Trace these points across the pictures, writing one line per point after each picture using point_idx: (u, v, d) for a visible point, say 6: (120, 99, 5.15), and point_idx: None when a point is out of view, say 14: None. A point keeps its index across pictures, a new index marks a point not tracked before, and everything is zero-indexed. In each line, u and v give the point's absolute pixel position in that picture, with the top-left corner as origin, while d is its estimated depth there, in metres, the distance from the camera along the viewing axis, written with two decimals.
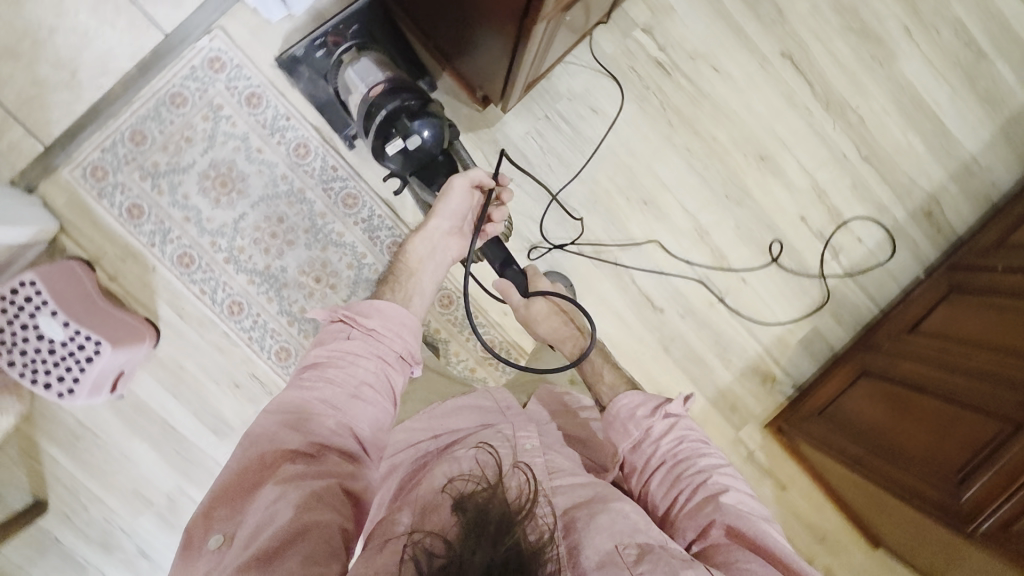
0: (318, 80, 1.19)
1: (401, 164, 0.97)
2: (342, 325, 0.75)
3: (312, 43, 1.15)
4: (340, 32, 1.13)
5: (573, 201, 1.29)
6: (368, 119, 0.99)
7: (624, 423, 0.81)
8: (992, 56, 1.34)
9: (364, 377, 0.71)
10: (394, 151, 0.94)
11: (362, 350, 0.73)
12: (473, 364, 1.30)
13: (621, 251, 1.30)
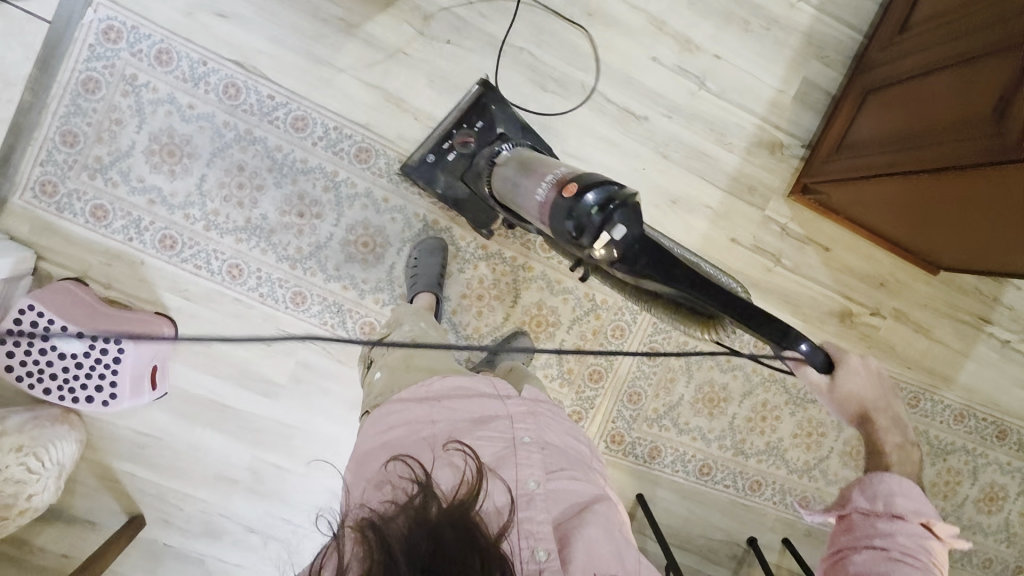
0: (453, 181, 1.19)
1: (607, 258, 0.80)
2: None
3: (439, 147, 1.18)
4: (468, 130, 1.17)
5: (519, 40, 1.22)
6: (550, 217, 0.86)
7: (874, 491, 0.73)
8: None
9: None
10: (601, 245, 0.79)
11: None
12: (484, 241, 1.27)
13: (585, 73, 1.24)
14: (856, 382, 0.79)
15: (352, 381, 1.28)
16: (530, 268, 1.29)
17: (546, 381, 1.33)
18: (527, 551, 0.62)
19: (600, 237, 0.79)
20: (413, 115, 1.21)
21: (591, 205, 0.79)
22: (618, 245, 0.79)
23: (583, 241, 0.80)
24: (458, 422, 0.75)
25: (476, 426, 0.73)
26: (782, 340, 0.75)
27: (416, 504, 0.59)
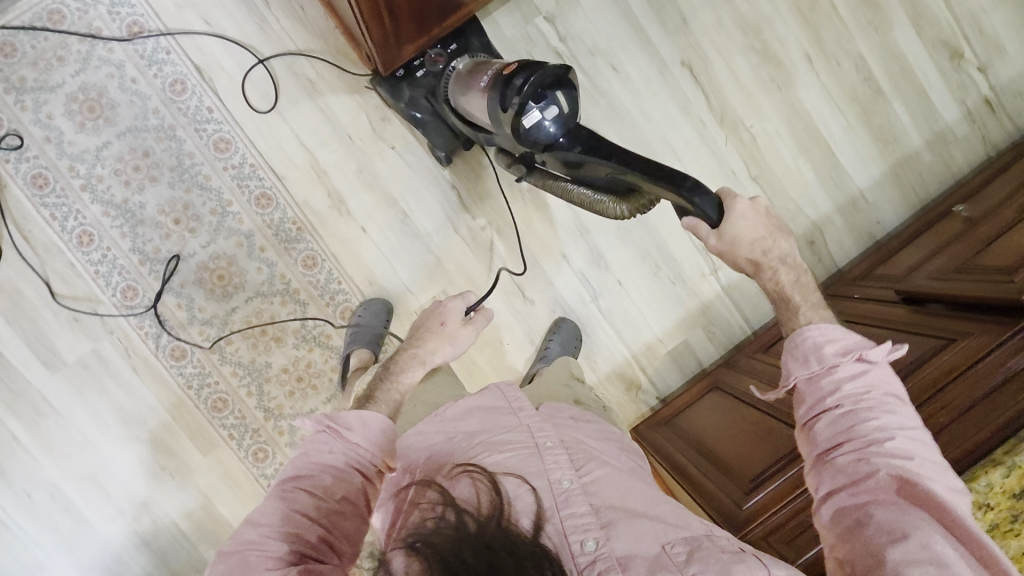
0: (416, 98, 1.16)
1: (534, 141, 0.89)
2: (327, 434, 0.71)
3: (411, 63, 1.14)
4: (440, 52, 1.12)
5: (457, 180, 1.28)
6: (488, 102, 0.94)
7: (806, 353, 0.73)
8: (889, 94, 1.35)
9: (337, 483, 0.69)
10: (528, 121, 0.87)
11: (339, 460, 0.70)
12: (331, 330, 1.27)
13: (497, 237, 1.29)
14: (749, 223, 0.79)
15: (134, 395, 1.23)
16: None
17: None
18: (574, 544, 0.60)
19: (529, 116, 0.87)
20: (328, 191, 1.24)
21: (517, 88, 0.87)
22: (542, 120, 0.87)
23: (512, 123, 0.88)
24: (474, 436, 0.72)
25: (517, 450, 0.68)
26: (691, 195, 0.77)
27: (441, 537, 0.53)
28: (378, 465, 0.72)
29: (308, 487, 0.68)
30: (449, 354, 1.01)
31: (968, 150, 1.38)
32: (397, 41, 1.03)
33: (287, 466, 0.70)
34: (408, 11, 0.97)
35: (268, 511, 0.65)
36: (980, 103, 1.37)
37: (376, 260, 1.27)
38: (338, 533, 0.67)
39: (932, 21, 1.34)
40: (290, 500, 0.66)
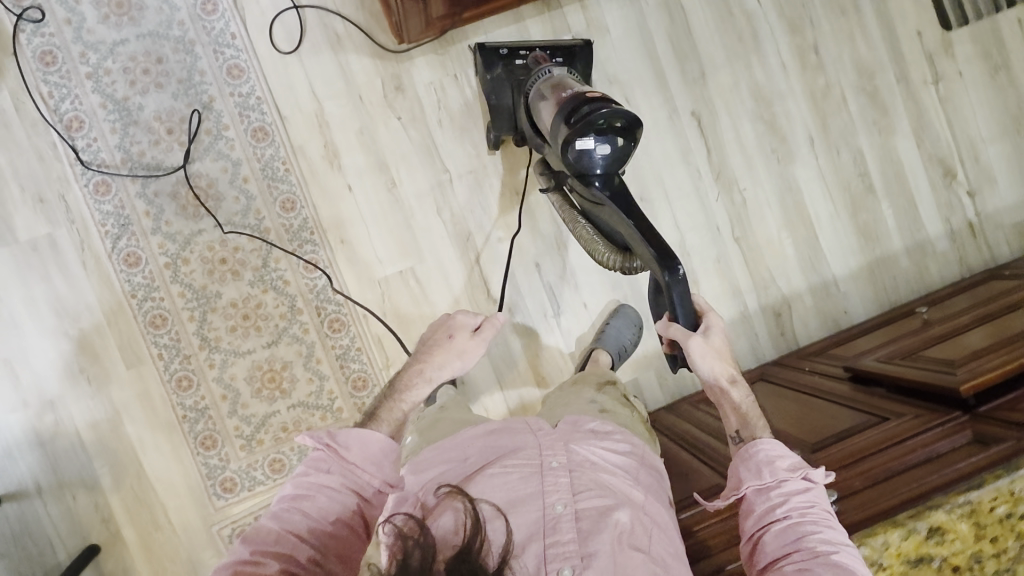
0: (503, 83, 1.19)
1: (574, 161, 0.95)
2: (325, 453, 0.73)
3: (516, 50, 1.19)
4: (546, 56, 1.18)
5: (452, 164, 1.29)
6: (556, 108, 0.97)
7: (758, 465, 0.74)
8: (880, 194, 1.39)
9: (339, 501, 0.71)
10: (580, 146, 0.93)
11: (335, 480, 0.72)
12: (289, 277, 1.25)
13: (476, 229, 1.30)
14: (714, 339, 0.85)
15: (75, 288, 1.21)
16: (305, 329, 1.25)
17: (232, 433, 1.24)
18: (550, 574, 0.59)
19: (583, 140, 0.92)
20: (325, 142, 1.26)
21: (589, 115, 0.91)
22: (591, 153, 0.93)
23: (565, 139, 0.93)
24: (489, 455, 0.74)
25: (519, 470, 0.69)
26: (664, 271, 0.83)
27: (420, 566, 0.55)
28: (376, 488, 0.73)
29: (305, 508, 0.70)
30: (455, 371, 0.87)
31: (945, 267, 1.41)
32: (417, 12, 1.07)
33: (285, 485, 0.71)
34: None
35: (263, 530, 0.67)
36: (963, 225, 1.42)
37: (354, 220, 1.27)
38: (331, 553, 0.68)
39: (932, 137, 1.41)
40: (285, 520, 0.68)
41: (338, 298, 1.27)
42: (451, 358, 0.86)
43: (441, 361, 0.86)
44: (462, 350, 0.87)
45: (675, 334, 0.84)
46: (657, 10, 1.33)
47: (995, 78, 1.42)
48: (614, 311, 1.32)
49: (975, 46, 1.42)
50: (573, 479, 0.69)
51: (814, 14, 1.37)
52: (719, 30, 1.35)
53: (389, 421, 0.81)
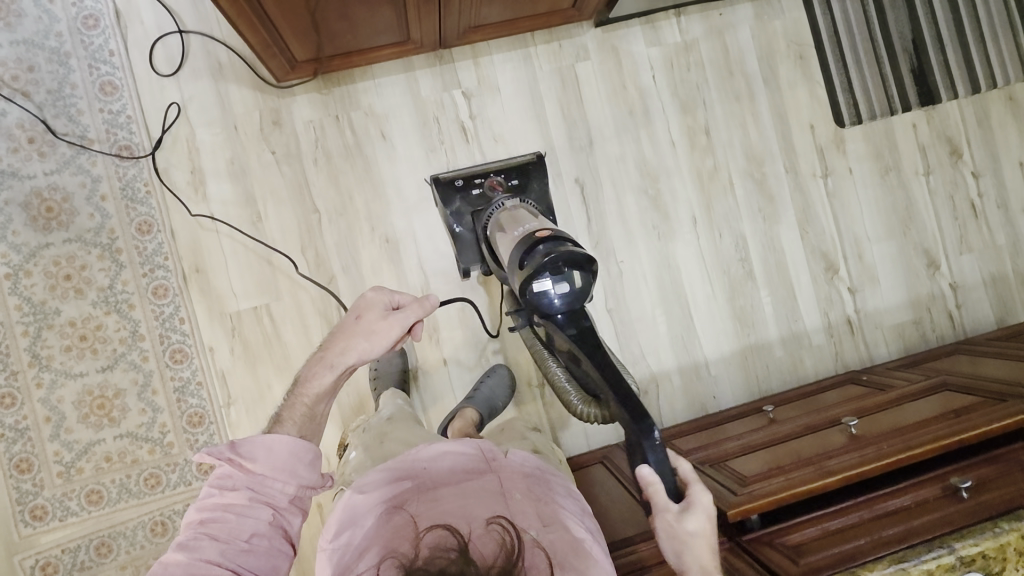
0: (463, 214, 1.17)
1: (533, 308, 0.85)
2: (227, 470, 0.67)
3: (472, 179, 1.17)
4: (501, 181, 1.16)
5: (322, 205, 1.27)
6: (513, 252, 0.88)
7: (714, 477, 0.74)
8: (759, 280, 1.39)
9: (254, 521, 0.65)
10: (539, 289, 0.82)
11: (245, 497, 0.66)
12: (136, 301, 1.22)
13: (341, 273, 1.27)
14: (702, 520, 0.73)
15: None
16: (144, 357, 1.22)
17: (51, 458, 1.19)
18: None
19: (539, 284, 0.82)
20: (192, 168, 1.24)
21: (539, 266, 0.81)
22: (552, 297, 0.82)
23: (522, 285, 0.83)
24: (442, 482, 0.74)
25: (484, 496, 0.71)
26: (641, 438, 0.74)
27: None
28: (290, 495, 0.69)
29: (215, 531, 0.63)
30: (362, 353, 0.79)
31: (819, 360, 1.40)
32: (269, 59, 1.06)
33: (190, 512, 0.65)
34: (290, 35, 1.02)
35: (172, 562, 0.61)
36: (841, 320, 1.41)
37: (212, 250, 1.24)
38: (254, 569, 0.63)
39: (817, 230, 1.41)
40: (194, 549, 0.62)
41: (185, 328, 1.23)
42: (359, 354, 0.80)
43: (344, 350, 0.80)
44: (368, 342, 0.80)
45: (661, 524, 0.73)
46: (549, 75, 1.33)
47: (885, 178, 1.43)
48: (490, 368, 1.29)
49: (867, 144, 1.43)
50: (537, 511, 0.72)
51: (709, 97, 1.38)
52: (610, 102, 1.35)
53: (294, 422, 0.78)
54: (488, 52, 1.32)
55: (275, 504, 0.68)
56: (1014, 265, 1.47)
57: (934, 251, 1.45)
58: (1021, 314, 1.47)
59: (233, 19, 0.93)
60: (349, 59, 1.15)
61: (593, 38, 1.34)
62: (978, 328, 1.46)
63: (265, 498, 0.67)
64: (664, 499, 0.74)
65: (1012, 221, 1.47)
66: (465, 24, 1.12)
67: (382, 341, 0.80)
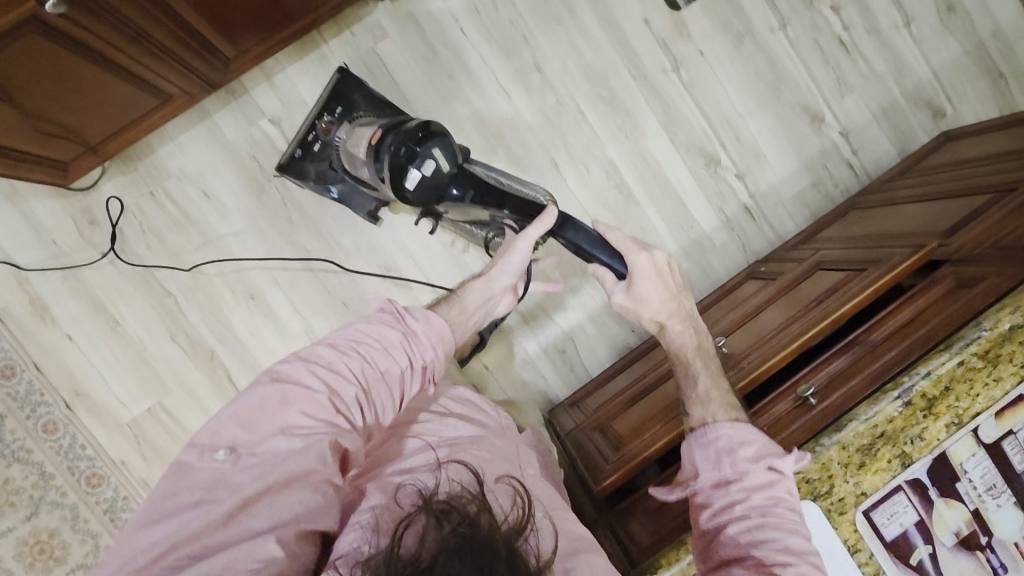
0: (324, 167, 1.18)
1: (420, 200, 0.87)
2: (387, 317, 0.67)
3: (307, 141, 1.18)
4: (331, 121, 1.17)
5: (173, 286, 1.21)
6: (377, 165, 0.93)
7: (716, 452, 0.67)
8: (642, 201, 1.32)
9: (388, 368, 0.64)
10: (409, 182, 0.85)
11: (395, 337, 0.65)
12: (31, 445, 1.19)
13: (219, 345, 1.23)
14: (651, 293, 0.77)
15: None
16: (63, 493, 1.20)
17: None
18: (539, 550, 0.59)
19: (409, 175, 0.85)
20: (29, 298, 1.18)
21: (403, 153, 0.85)
22: (421, 181, 0.84)
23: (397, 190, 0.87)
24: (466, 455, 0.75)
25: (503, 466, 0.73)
26: (567, 235, 0.80)
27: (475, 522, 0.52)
28: (427, 360, 0.67)
29: (364, 351, 0.63)
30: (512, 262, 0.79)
31: (728, 258, 1.34)
32: (36, 175, 0.99)
33: (350, 327, 0.65)
34: (35, 147, 0.94)
35: (321, 354, 0.61)
36: (739, 211, 1.35)
37: (83, 370, 1.20)
38: (376, 398, 0.63)
39: (685, 127, 1.32)
40: (344, 353, 0.62)
41: (89, 453, 1.21)
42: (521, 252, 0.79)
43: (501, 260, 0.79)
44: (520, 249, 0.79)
45: (618, 306, 0.79)
46: (353, 69, 1.22)
47: (741, 47, 1.32)
48: None
49: (711, 19, 1.31)
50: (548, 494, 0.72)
51: (527, 30, 1.26)
52: (426, 72, 1.24)
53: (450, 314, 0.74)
54: (279, 68, 1.21)
55: (415, 367, 0.66)
56: (902, 88, 1.38)
57: (815, 104, 1.35)
58: (923, 138, 1.38)
59: None
60: (124, 136, 1.06)
61: (384, 12, 1.22)
62: (881, 167, 1.38)
63: (413, 349, 0.66)
64: (615, 276, 0.79)
65: (887, 44, 1.37)
66: (223, 59, 1.02)
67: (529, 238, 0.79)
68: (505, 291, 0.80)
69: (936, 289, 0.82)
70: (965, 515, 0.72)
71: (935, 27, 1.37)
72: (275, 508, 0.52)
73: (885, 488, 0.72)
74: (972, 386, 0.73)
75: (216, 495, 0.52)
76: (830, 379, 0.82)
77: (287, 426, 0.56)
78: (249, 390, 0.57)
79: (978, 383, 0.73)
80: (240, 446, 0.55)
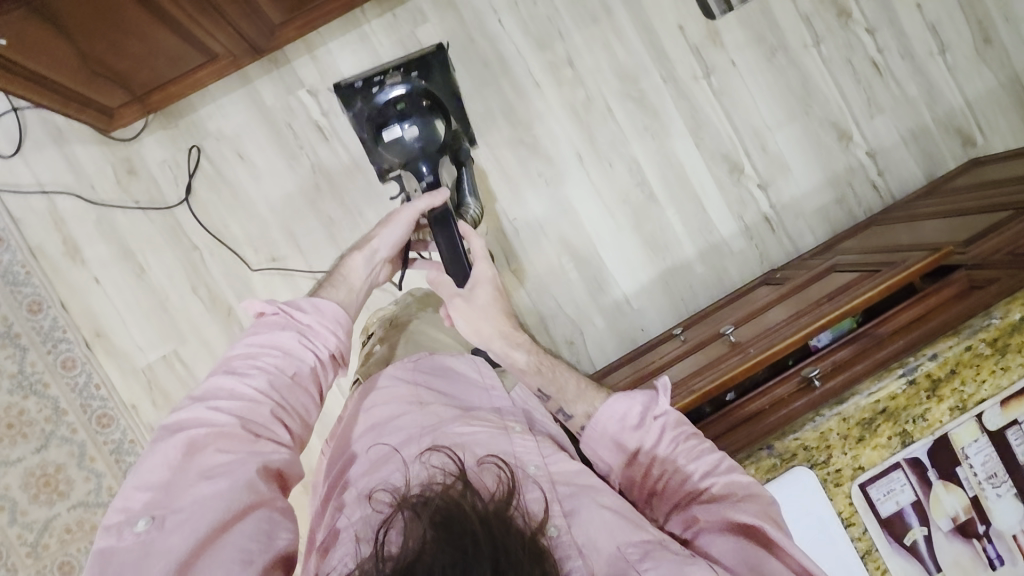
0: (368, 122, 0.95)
1: (388, 155, 0.92)
2: (277, 317, 0.65)
3: (371, 78, 0.94)
4: (395, 74, 0.94)
5: (199, 240, 1.25)
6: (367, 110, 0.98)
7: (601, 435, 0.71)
8: (662, 202, 1.33)
9: (292, 371, 0.62)
10: (387, 134, 0.90)
11: (292, 336, 0.64)
12: (49, 380, 1.24)
13: (237, 301, 1.26)
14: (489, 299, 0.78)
15: None
16: (73, 430, 1.24)
17: (16, 542, 1.22)
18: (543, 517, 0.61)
19: (389, 129, 0.90)
20: (64, 238, 1.23)
21: (399, 108, 0.91)
22: (400, 140, 0.89)
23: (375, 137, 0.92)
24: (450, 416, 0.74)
25: (486, 428, 0.72)
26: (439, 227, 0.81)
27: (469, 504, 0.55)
28: (331, 350, 0.67)
29: (262, 362, 0.61)
30: (386, 240, 0.80)
31: (744, 265, 1.35)
32: (82, 115, 1.04)
33: (236, 346, 0.62)
34: (86, 88, 1.00)
35: (220, 387, 0.59)
36: (759, 220, 1.35)
37: (106, 312, 1.24)
38: (296, 406, 0.61)
39: (712, 133, 1.34)
40: (243, 375, 0.60)
41: (102, 394, 1.25)
42: (394, 232, 0.80)
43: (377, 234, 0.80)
44: (395, 229, 0.80)
45: (454, 308, 0.78)
46: (392, 49, 1.26)
47: (772, 60, 1.34)
48: None
49: (745, 30, 1.33)
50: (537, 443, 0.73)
51: (564, 26, 1.30)
52: (462, 58, 1.28)
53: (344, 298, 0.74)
54: (322, 42, 1.26)
55: (319, 363, 0.65)
56: (933, 114, 1.38)
57: (843, 122, 1.36)
58: (951, 165, 1.38)
59: (14, 91, 0.92)
60: (167, 91, 1.12)
61: None
62: (907, 190, 1.38)
63: (311, 343, 0.65)
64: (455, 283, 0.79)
65: (921, 69, 1.37)
66: (272, 28, 1.08)
67: (406, 221, 0.80)
68: (385, 262, 0.81)
69: (950, 288, 0.82)
70: (962, 501, 0.75)
71: (971, 56, 1.38)
72: (232, 546, 0.50)
73: (885, 463, 0.75)
74: (978, 372, 0.76)
75: (147, 565, 0.48)
76: (835, 366, 0.81)
77: (206, 466, 0.53)
78: (153, 451, 0.54)
79: (985, 369, 0.76)
80: (159, 508, 0.51)
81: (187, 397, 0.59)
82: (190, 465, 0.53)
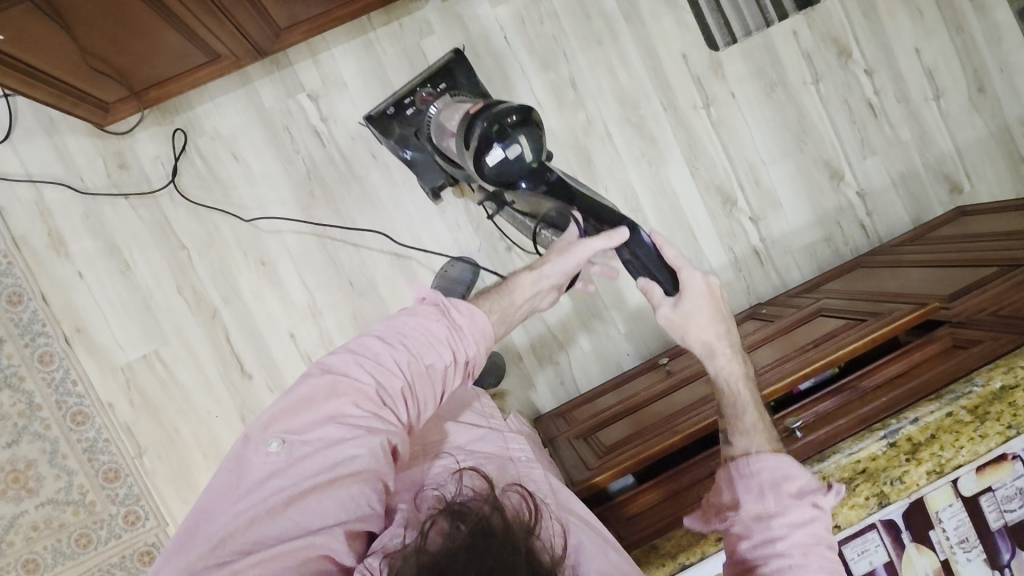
0: (410, 137, 1.14)
1: (497, 178, 0.84)
2: (433, 309, 0.66)
3: (403, 101, 1.13)
4: (431, 92, 1.11)
5: (188, 240, 1.24)
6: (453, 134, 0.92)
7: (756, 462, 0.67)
8: (655, 229, 1.34)
9: (433, 362, 0.63)
10: (490, 158, 0.82)
11: (442, 332, 0.65)
12: (25, 373, 1.21)
13: (222, 303, 1.25)
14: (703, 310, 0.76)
15: None
16: (46, 425, 1.22)
17: None
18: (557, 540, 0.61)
19: (492, 150, 0.82)
20: (48, 230, 1.21)
21: (497, 125, 0.83)
22: (504, 162, 0.82)
23: (475, 161, 0.83)
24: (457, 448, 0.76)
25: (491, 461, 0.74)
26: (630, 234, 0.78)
27: (500, 519, 0.52)
28: (470, 355, 0.66)
29: (408, 343, 0.63)
30: (557, 266, 0.78)
31: (731, 297, 1.36)
32: (76, 110, 1.03)
33: (400, 317, 0.65)
34: (82, 83, 0.98)
35: (369, 347, 0.62)
36: (748, 253, 1.37)
37: (88, 308, 1.22)
38: (419, 398, 0.62)
39: (707, 164, 1.35)
40: (391, 347, 0.62)
41: (79, 390, 1.23)
42: (569, 261, 0.78)
43: (554, 259, 0.79)
44: (572, 259, 0.78)
45: (665, 319, 0.77)
46: (396, 59, 1.26)
47: (772, 95, 1.36)
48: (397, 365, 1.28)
49: (747, 64, 1.34)
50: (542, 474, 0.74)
51: (569, 48, 1.30)
52: None
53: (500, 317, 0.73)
54: (325, 47, 1.25)
55: (456, 361, 0.65)
56: (923, 159, 1.41)
57: (836, 161, 1.38)
58: (937, 211, 1.41)
59: (11, 86, 0.90)
60: (165, 89, 1.11)
61: (435, 9, 1.26)
62: (893, 231, 1.40)
63: (453, 342, 0.65)
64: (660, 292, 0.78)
65: (915, 114, 1.40)
66: (276, 31, 1.07)
67: (584, 248, 0.78)
68: (552, 288, 0.80)
69: (935, 344, 0.86)
70: (933, 563, 0.76)
71: (964, 105, 1.41)
72: (320, 508, 0.53)
73: (861, 524, 0.76)
74: (957, 439, 0.76)
75: (269, 481, 0.53)
76: (819, 417, 0.84)
77: (335, 412, 0.57)
78: (304, 382, 0.59)
79: (963, 437, 0.76)
80: (291, 435, 0.56)
81: (344, 343, 0.62)
82: (318, 412, 0.57)
